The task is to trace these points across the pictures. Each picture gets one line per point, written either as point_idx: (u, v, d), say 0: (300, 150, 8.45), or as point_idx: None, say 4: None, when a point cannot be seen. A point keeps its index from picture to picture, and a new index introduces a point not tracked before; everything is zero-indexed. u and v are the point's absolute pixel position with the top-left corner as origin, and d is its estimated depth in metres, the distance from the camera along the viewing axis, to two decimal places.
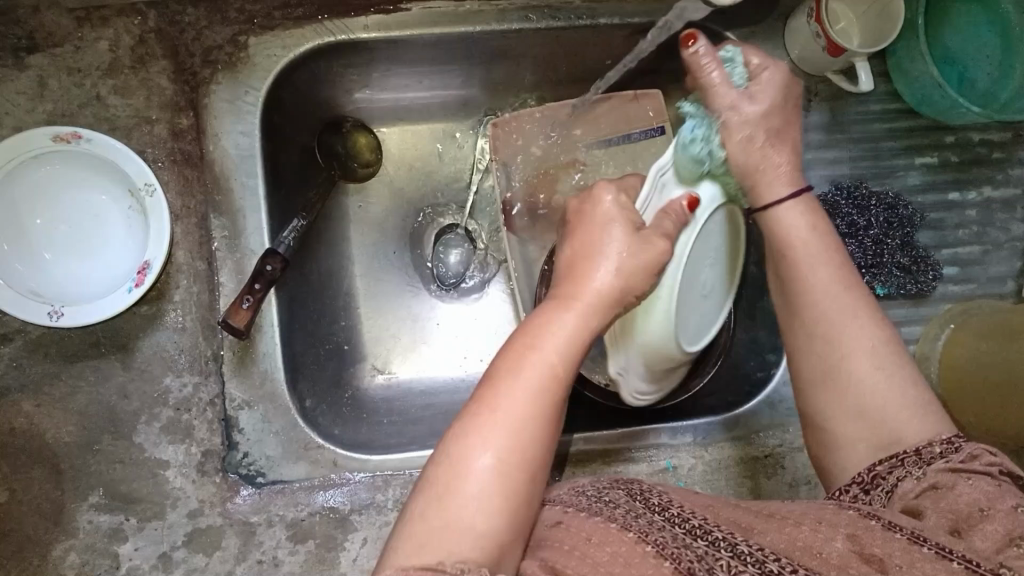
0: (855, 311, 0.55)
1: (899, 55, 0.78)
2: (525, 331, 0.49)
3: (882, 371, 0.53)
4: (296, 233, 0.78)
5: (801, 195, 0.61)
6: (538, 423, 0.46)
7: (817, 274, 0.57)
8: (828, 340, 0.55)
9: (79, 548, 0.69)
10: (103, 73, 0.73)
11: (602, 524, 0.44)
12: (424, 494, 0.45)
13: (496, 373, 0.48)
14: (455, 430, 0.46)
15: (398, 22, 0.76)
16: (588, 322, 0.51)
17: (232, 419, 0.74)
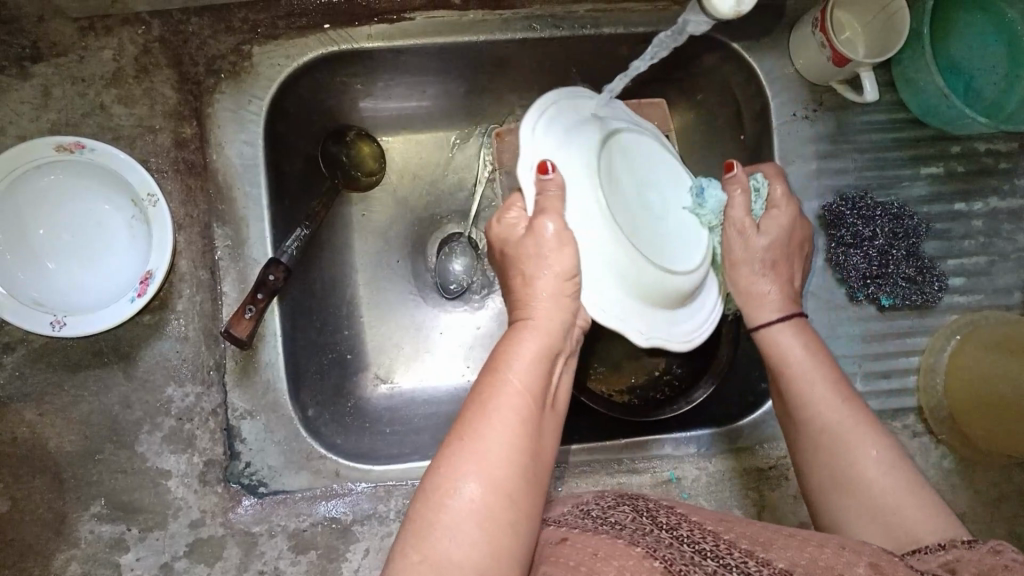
0: (860, 422, 0.57)
1: (905, 65, 0.78)
2: (493, 368, 0.51)
3: (888, 472, 0.54)
4: (299, 242, 0.77)
5: (796, 322, 0.65)
6: (512, 448, 0.47)
7: (814, 387, 0.60)
8: (836, 446, 0.57)
9: (80, 558, 0.69)
10: (106, 82, 0.73)
11: (610, 540, 0.44)
12: (407, 534, 0.45)
13: (466, 409, 0.49)
14: (432, 467, 0.47)
15: (401, 31, 0.76)
16: (545, 350, 0.53)
17: (234, 429, 0.74)
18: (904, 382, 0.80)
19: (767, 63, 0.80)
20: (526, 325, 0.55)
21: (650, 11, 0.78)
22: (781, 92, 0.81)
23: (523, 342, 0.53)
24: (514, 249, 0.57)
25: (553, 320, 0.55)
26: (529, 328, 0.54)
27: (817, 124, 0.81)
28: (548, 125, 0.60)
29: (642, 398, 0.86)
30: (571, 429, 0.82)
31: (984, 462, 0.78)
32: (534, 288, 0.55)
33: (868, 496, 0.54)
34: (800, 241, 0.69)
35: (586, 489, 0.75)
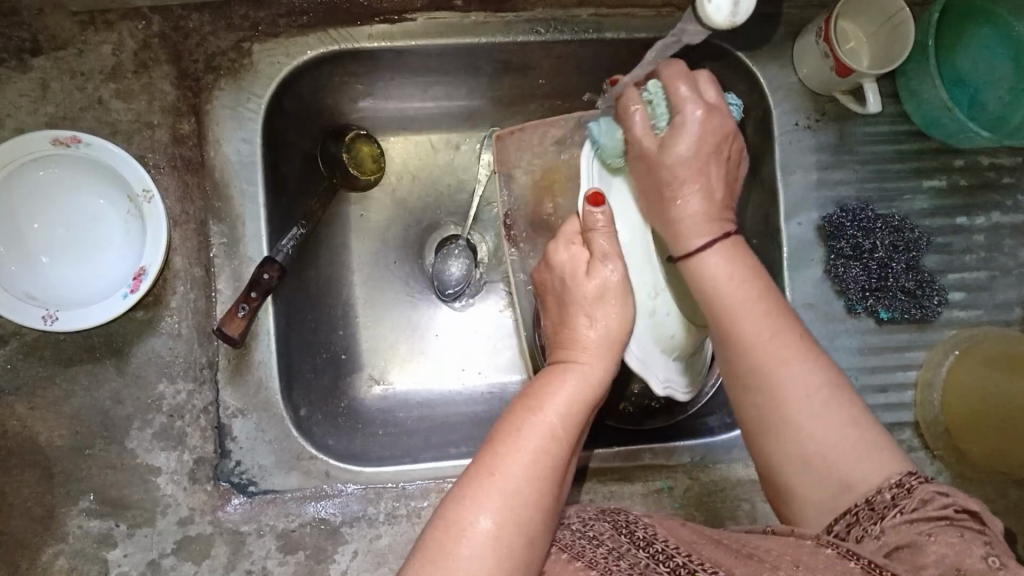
0: (795, 362, 0.52)
1: (910, 77, 0.77)
2: (523, 404, 0.52)
3: (828, 418, 0.51)
4: (296, 241, 0.78)
5: (727, 240, 0.58)
6: (539, 489, 0.47)
7: (744, 322, 0.54)
8: (767, 390, 0.52)
9: (69, 553, 0.69)
10: (106, 76, 0.73)
11: (581, 569, 0.46)
12: (422, 562, 0.44)
13: (497, 440, 0.49)
14: (454, 495, 0.46)
15: (403, 31, 0.76)
16: (586, 396, 0.54)
17: (226, 427, 0.74)
18: (901, 397, 0.79)
19: (772, 72, 0.80)
20: (572, 368, 0.56)
21: (654, 16, 0.77)
22: (784, 101, 0.80)
23: (565, 385, 0.54)
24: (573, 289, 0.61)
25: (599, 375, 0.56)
26: (574, 373, 0.55)
27: (820, 134, 0.80)
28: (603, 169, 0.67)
29: (636, 405, 0.82)
30: None
31: (978, 479, 0.77)
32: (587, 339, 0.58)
33: (803, 445, 0.51)
34: (722, 144, 0.61)
35: (576, 497, 0.74)
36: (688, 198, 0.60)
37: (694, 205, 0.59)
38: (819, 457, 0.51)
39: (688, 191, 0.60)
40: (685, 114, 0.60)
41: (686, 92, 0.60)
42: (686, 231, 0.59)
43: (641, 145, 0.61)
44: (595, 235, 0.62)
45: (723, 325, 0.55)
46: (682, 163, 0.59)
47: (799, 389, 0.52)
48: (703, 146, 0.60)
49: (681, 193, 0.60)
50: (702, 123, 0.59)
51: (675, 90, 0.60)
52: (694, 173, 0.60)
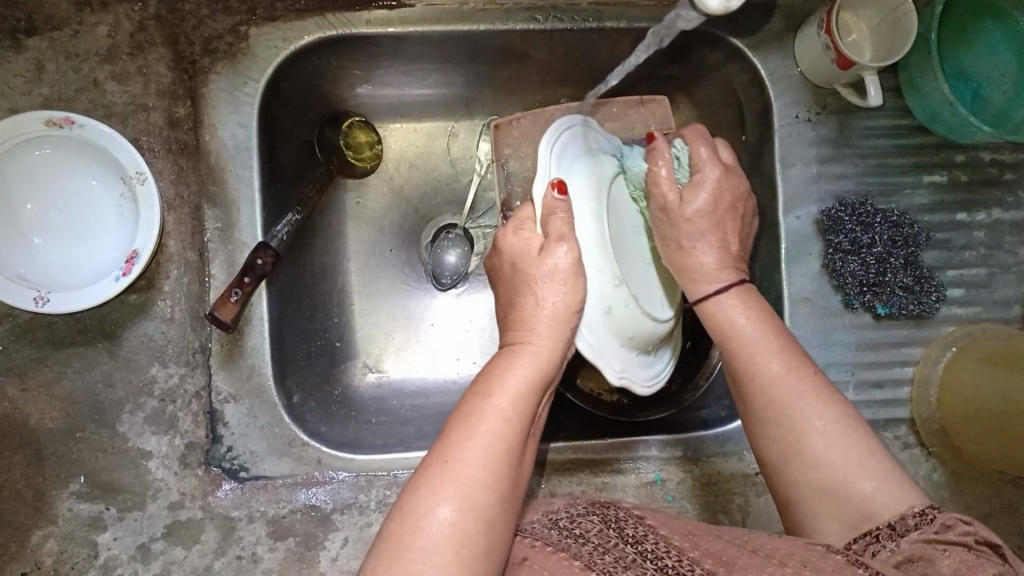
0: (811, 394, 0.54)
1: (912, 70, 0.77)
2: (478, 387, 0.52)
3: (838, 446, 0.52)
4: (290, 227, 0.77)
5: (737, 286, 0.61)
6: (494, 472, 0.47)
7: (761, 359, 0.56)
8: (781, 418, 0.54)
9: (58, 535, 0.68)
10: (102, 58, 0.73)
11: (567, 562, 0.44)
12: (379, 557, 0.44)
13: (451, 429, 0.49)
14: (412, 486, 0.46)
15: (402, 18, 0.75)
16: (539, 373, 0.54)
17: (218, 413, 0.73)
18: (897, 393, 0.79)
19: (773, 63, 0.79)
20: (523, 348, 0.56)
21: (654, 6, 0.77)
22: (784, 93, 0.79)
23: (519, 368, 0.54)
24: (524, 265, 0.60)
25: (549, 350, 0.56)
26: (525, 352, 0.55)
27: (820, 127, 0.80)
28: (563, 155, 0.65)
29: (631, 398, 0.84)
30: (557, 425, 0.82)
31: (974, 477, 0.77)
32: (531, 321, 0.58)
33: (816, 471, 0.52)
34: (733, 202, 0.65)
35: (572, 488, 0.74)
36: (701, 247, 0.62)
37: (709, 255, 0.62)
38: (835, 484, 0.51)
39: (702, 240, 0.63)
40: (704, 173, 0.64)
41: (707, 155, 0.65)
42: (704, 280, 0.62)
43: (665, 196, 0.63)
44: (551, 219, 0.60)
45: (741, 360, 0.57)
46: (700, 215, 0.63)
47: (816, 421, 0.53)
48: (720, 200, 0.64)
49: (695, 240, 0.62)
50: (718, 184, 0.64)
51: (696, 150, 0.65)
52: (709, 229, 0.63)
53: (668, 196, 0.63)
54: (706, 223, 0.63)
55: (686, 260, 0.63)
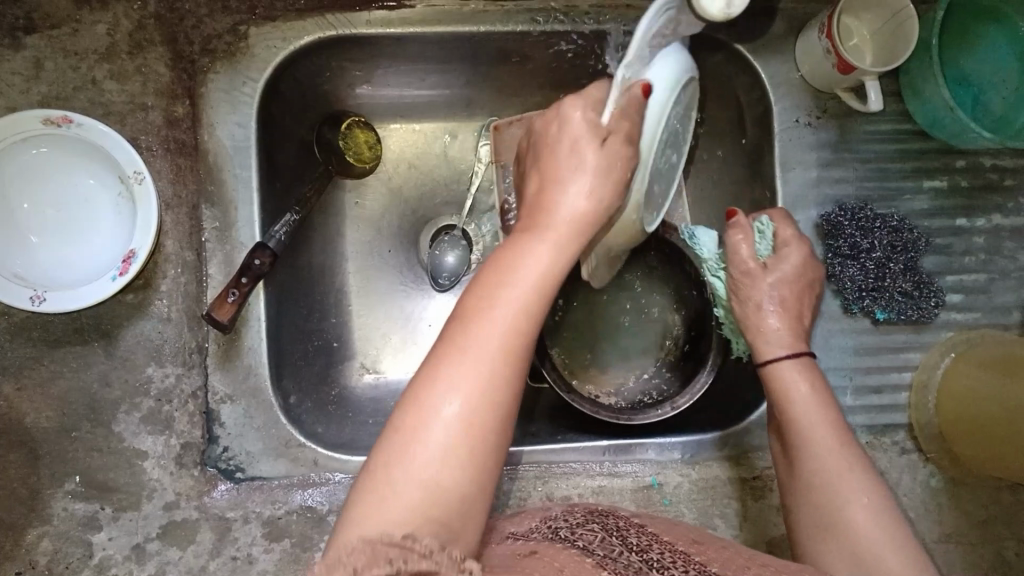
0: (858, 475, 0.59)
1: (913, 75, 0.76)
2: (496, 265, 0.47)
3: (876, 523, 0.56)
4: (289, 228, 0.75)
5: (799, 356, 0.67)
6: (511, 362, 0.43)
7: (817, 435, 0.62)
8: (827, 488, 0.59)
9: (53, 535, 0.68)
10: (100, 57, 0.73)
11: (576, 559, 0.42)
12: (381, 449, 0.41)
13: (462, 313, 0.44)
14: (420, 376, 0.42)
15: (402, 18, 0.75)
16: (562, 257, 0.49)
17: (214, 413, 0.73)
18: (895, 399, 0.79)
19: (774, 67, 0.79)
20: (543, 232, 0.50)
21: (653, 9, 0.77)
22: (784, 97, 0.79)
23: (539, 250, 0.48)
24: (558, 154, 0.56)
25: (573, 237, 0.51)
26: (548, 230, 0.50)
27: (821, 130, 0.80)
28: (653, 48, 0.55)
29: (628, 402, 0.83)
30: (554, 428, 0.82)
31: (971, 483, 0.76)
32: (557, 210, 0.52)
33: (850, 541, 0.56)
34: (812, 280, 0.72)
35: (565, 489, 0.74)
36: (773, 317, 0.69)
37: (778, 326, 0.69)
38: (863, 553, 0.55)
39: (773, 310, 0.69)
40: (785, 251, 0.71)
41: (789, 232, 0.72)
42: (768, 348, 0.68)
43: (747, 265, 0.71)
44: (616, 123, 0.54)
45: (797, 434, 0.63)
46: (778, 286, 0.70)
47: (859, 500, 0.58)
48: (798, 280, 0.71)
49: (767, 310, 0.69)
50: (799, 264, 0.71)
51: (779, 232, 0.72)
52: (783, 304, 0.70)
53: (747, 265, 0.71)
54: (782, 291, 0.70)
55: (756, 326, 0.69)
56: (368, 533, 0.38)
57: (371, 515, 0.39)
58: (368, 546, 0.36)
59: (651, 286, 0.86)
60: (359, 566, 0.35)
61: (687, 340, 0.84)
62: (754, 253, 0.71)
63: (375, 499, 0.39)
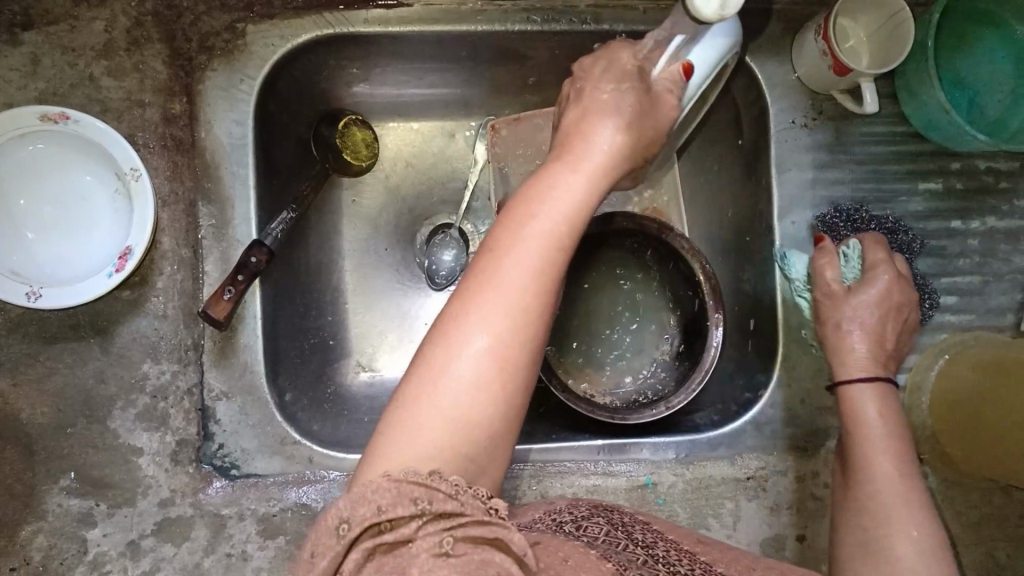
0: (913, 503, 0.61)
1: (909, 78, 0.76)
2: (524, 198, 0.46)
3: (919, 553, 0.58)
4: (285, 224, 0.77)
5: (878, 380, 0.70)
6: (538, 297, 0.42)
7: (876, 458, 0.65)
8: (875, 512, 0.62)
9: (48, 530, 0.68)
10: (98, 53, 0.72)
11: (580, 550, 0.40)
12: (408, 381, 0.40)
13: (490, 249, 0.43)
14: (448, 311, 0.42)
15: (399, 17, 0.75)
16: (588, 196, 0.49)
17: (209, 410, 0.73)
18: None
19: (770, 69, 0.79)
20: (568, 171, 0.50)
21: (652, 10, 0.77)
22: (781, 98, 0.79)
23: (563, 190, 0.48)
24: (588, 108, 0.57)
25: (596, 180, 0.50)
26: (575, 170, 0.50)
27: (817, 132, 0.80)
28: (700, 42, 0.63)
29: (624, 401, 0.83)
30: (549, 428, 0.82)
31: (964, 484, 0.77)
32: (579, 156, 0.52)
33: (887, 563, 0.58)
34: (899, 303, 0.73)
35: (559, 488, 0.74)
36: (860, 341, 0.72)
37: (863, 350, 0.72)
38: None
39: (859, 332, 0.72)
40: (875, 270, 0.73)
41: (878, 251, 0.74)
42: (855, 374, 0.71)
43: (830, 288, 0.74)
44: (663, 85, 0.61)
45: (861, 456, 0.66)
46: (863, 307, 0.73)
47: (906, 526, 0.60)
48: (885, 301, 0.73)
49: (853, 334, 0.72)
50: (887, 287, 0.73)
51: (868, 253, 0.74)
52: (870, 329, 0.72)
53: (831, 285, 0.74)
54: (869, 311, 0.72)
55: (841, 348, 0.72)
56: (393, 469, 0.37)
57: (395, 450, 0.38)
58: (393, 483, 0.36)
59: (645, 287, 0.87)
60: (383, 505, 0.35)
61: (683, 341, 0.84)
62: (840, 277, 0.75)
63: (399, 434, 0.39)
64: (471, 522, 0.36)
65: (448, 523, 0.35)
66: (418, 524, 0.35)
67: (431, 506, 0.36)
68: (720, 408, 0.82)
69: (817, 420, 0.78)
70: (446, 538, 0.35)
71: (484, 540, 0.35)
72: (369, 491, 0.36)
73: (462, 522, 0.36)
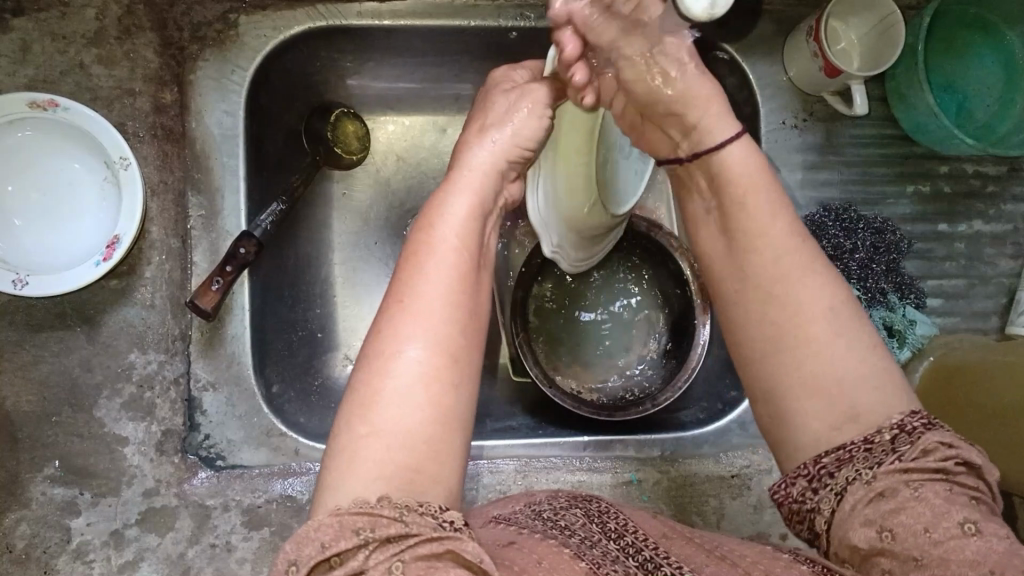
0: (809, 264, 0.46)
1: (899, 81, 0.77)
2: (419, 224, 0.46)
3: (843, 340, 0.44)
4: (274, 216, 0.77)
5: (744, 137, 0.49)
6: (456, 310, 0.42)
7: (770, 224, 0.47)
8: (777, 297, 0.45)
9: (31, 519, 0.68)
10: (88, 41, 0.72)
11: (553, 549, 0.40)
12: (343, 411, 0.39)
13: (398, 273, 0.43)
14: (368, 339, 0.41)
15: (391, 10, 0.76)
16: (480, 208, 0.48)
17: (197, 401, 0.74)
18: None
19: (761, 70, 0.80)
20: (460, 188, 0.49)
21: None
22: (772, 99, 0.80)
23: (457, 200, 0.47)
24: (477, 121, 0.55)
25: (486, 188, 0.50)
26: (462, 185, 0.49)
27: (807, 133, 0.81)
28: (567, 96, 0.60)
29: (610, 398, 0.84)
30: (536, 424, 0.82)
31: None
32: (472, 157, 0.51)
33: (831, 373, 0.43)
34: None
35: (544, 482, 0.74)
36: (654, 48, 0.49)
37: None
38: (828, 379, 0.43)
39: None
40: None
41: None
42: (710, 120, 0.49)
43: None
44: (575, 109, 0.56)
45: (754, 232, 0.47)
46: None
47: (812, 276, 0.45)
48: None
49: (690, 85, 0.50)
50: None
51: None
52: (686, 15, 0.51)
53: None
54: None
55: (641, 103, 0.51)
56: (344, 500, 0.36)
57: (343, 480, 0.37)
58: (336, 517, 0.35)
59: (634, 286, 0.86)
60: (326, 541, 0.34)
61: (670, 339, 0.84)
62: None
63: (342, 464, 0.38)
64: (420, 541, 0.34)
65: (397, 547, 0.34)
66: (366, 553, 0.34)
67: (374, 534, 0.34)
68: (705, 407, 0.83)
69: None
70: (395, 565, 0.33)
71: (435, 554, 0.34)
72: (312, 529, 0.35)
73: (411, 543, 0.34)
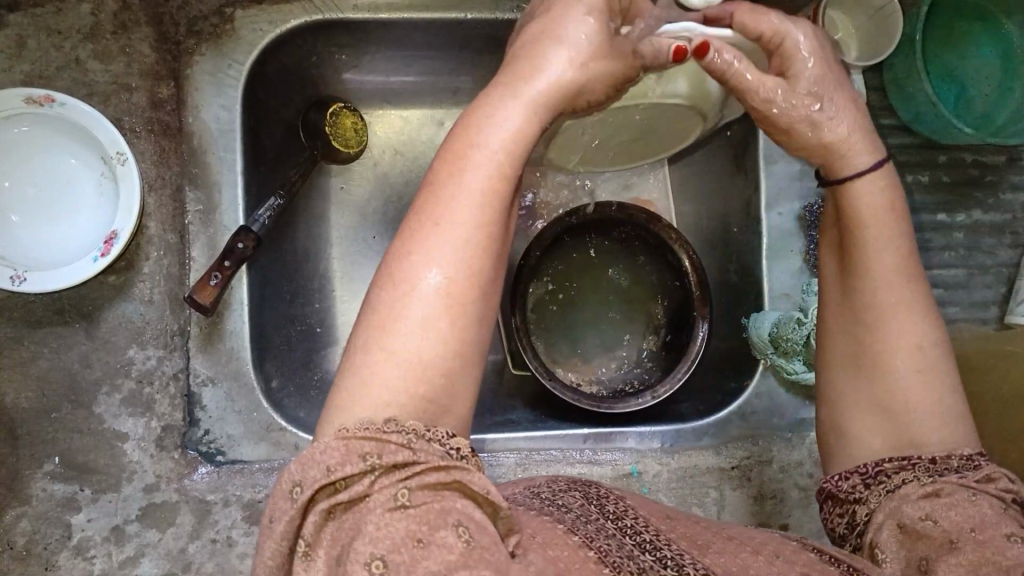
0: (909, 300, 0.48)
1: (897, 70, 0.77)
2: (463, 131, 0.42)
3: (922, 376, 0.47)
4: (273, 211, 0.77)
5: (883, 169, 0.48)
6: (487, 249, 0.40)
7: (888, 256, 0.48)
8: (869, 323, 0.48)
9: (31, 515, 0.67)
10: (84, 36, 0.71)
11: (547, 524, 0.39)
12: (362, 327, 0.39)
13: (432, 185, 0.41)
14: (392, 251, 0.40)
15: (387, 3, 0.75)
16: (536, 123, 0.43)
17: (196, 396, 0.74)
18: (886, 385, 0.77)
19: None
20: (522, 93, 0.43)
21: None
22: None
23: (519, 101, 0.43)
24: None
25: (557, 94, 0.44)
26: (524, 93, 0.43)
27: None
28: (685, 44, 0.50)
29: (609, 389, 0.85)
30: (536, 416, 0.82)
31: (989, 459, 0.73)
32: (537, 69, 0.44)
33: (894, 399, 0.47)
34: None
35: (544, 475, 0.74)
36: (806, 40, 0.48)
37: None
38: (893, 404, 0.47)
39: None
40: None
41: None
42: (851, 147, 0.49)
43: None
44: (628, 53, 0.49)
45: (860, 259, 0.48)
46: None
47: (906, 316, 0.48)
48: None
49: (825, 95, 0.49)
50: None
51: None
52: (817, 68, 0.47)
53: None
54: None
55: (735, 84, 0.48)
56: (348, 423, 0.37)
57: (350, 399, 0.37)
58: (342, 440, 0.36)
59: (633, 278, 0.86)
60: (331, 465, 0.35)
61: (670, 331, 0.84)
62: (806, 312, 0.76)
63: (351, 387, 0.38)
64: (429, 469, 0.35)
65: (403, 474, 0.35)
66: (372, 479, 0.35)
67: (381, 460, 0.35)
68: (705, 399, 0.83)
69: (801, 412, 0.80)
70: (401, 491, 0.35)
71: (444, 483, 0.36)
72: (318, 451, 0.36)
73: (417, 470, 0.35)
